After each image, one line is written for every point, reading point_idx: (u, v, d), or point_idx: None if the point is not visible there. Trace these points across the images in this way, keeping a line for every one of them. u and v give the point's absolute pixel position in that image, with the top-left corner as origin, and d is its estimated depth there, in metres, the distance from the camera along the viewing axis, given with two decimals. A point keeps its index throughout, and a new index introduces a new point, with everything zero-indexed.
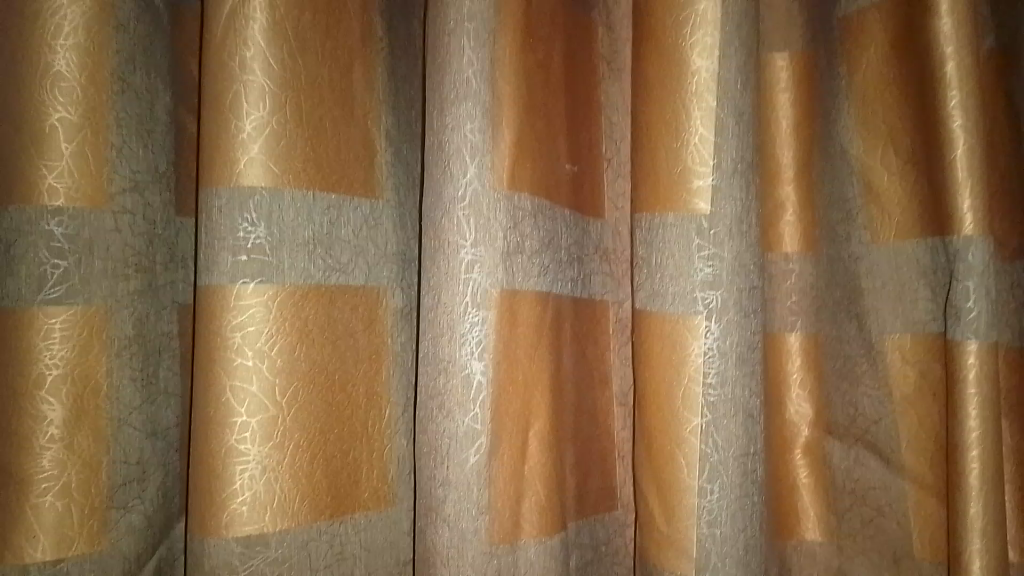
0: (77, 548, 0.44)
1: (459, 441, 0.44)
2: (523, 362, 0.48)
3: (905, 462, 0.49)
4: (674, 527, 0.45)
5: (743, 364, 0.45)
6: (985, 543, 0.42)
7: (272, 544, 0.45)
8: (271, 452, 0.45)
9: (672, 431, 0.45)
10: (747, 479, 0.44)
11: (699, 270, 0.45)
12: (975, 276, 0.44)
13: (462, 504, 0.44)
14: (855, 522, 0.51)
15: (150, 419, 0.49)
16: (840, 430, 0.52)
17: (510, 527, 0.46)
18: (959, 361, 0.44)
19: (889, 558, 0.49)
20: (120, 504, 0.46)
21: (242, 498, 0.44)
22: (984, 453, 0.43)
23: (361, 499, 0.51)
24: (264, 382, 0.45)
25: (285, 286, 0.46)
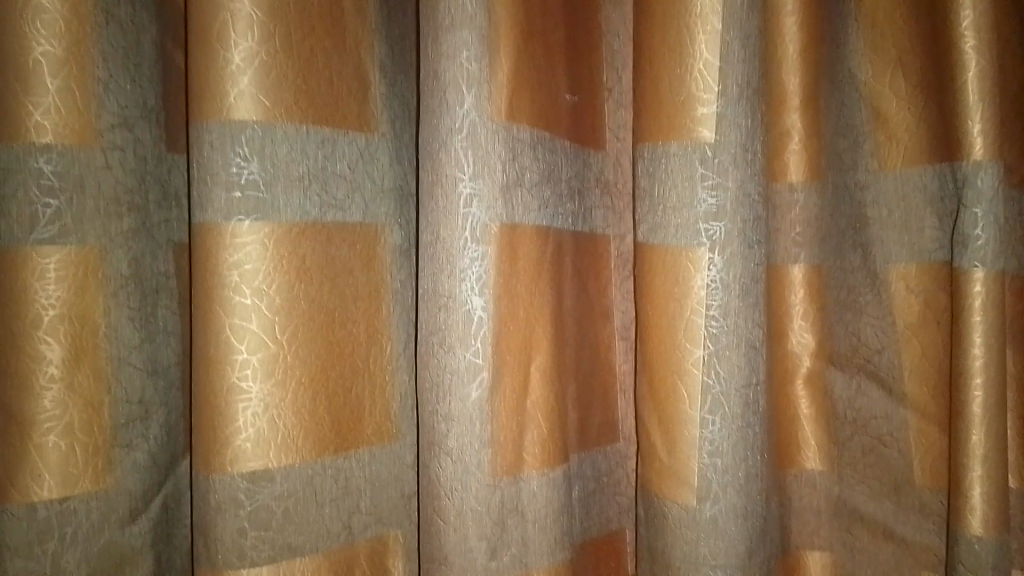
0: (83, 486, 0.44)
1: (461, 376, 0.44)
2: (523, 297, 0.48)
3: (908, 390, 0.49)
4: (675, 457, 0.45)
5: (745, 296, 0.44)
6: (985, 469, 0.43)
7: (277, 479, 0.45)
8: (272, 389, 0.45)
9: (674, 363, 0.45)
10: (748, 410, 0.45)
11: (703, 201, 0.44)
12: (984, 202, 0.43)
13: (465, 438, 0.44)
14: (856, 450, 0.51)
15: (150, 357, 0.49)
16: (841, 359, 0.51)
17: (513, 460, 0.46)
18: (965, 289, 0.43)
19: (890, 485, 0.50)
20: (124, 443, 0.47)
21: (245, 435, 0.44)
22: (987, 380, 0.43)
23: (364, 435, 0.51)
24: (264, 320, 0.45)
25: (281, 222, 0.45)
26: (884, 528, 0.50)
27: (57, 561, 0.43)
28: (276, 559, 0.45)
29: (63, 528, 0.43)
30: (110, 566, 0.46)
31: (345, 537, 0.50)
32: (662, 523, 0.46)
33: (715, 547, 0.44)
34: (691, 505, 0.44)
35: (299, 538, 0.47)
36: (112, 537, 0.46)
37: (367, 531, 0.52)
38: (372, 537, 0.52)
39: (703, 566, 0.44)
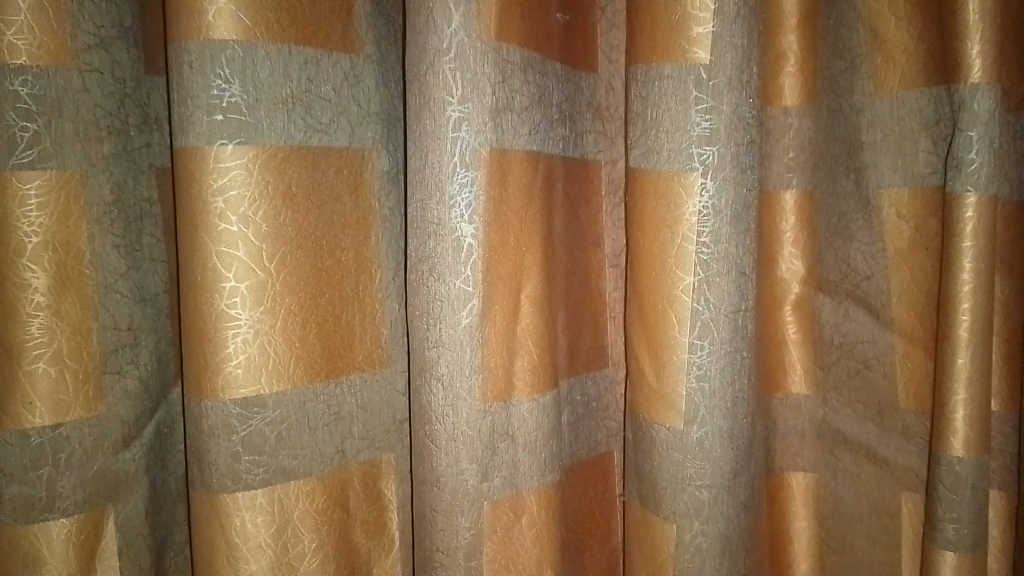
0: (75, 413, 0.44)
1: (451, 303, 0.44)
2: (513, 223, 0.48)
3: (895, 315, 0.49)
4: (663, 381, 0.45)
5: (737, 222, 0.44)
6: (968, 392, 0.43)
7: (269, 406, 0.46)
8: (262, 316, 0.45)
9: (664, 290, 0.45)
10: (737, 335, 0.45)
11: (696, 124, 0.43)
12: (980, 126, 0.42)
13: (455, 364, 0.45)
14: (841, 374, 0.52)
15: (138, 285, 0.49)
16: (830, 286, 0.52)
17: (503, 385, 0.47)
18: (956, 215, 0.43)
19: (873, 408, 0.51)
20: (114, 370, 0.47)
21: (236, 361, 0.44)
22: (974, 305, 0.43)
23: (355, 361, 0.52)
24: (251, 247, 0.44)
25: (265, 147, 0.44)
26: (866, 450, 0.51)
27: (53, 486, 0.44)
28: (270, 482, 0.46)
29: (57, 454, 0.44)
30: (105, 490, 0.46)
31: (338, 461, 0.50)
32: (649, 446, 0.46)
33: (701, 468, 0.44)
34: (679, 428, 0.45)
35: (293, 462, 0.48)
36: (106, 463, 0.46)
37: (360, 455, 0.52)
38: (366, 461, 0.52)
39: (689, 486, 0.45)
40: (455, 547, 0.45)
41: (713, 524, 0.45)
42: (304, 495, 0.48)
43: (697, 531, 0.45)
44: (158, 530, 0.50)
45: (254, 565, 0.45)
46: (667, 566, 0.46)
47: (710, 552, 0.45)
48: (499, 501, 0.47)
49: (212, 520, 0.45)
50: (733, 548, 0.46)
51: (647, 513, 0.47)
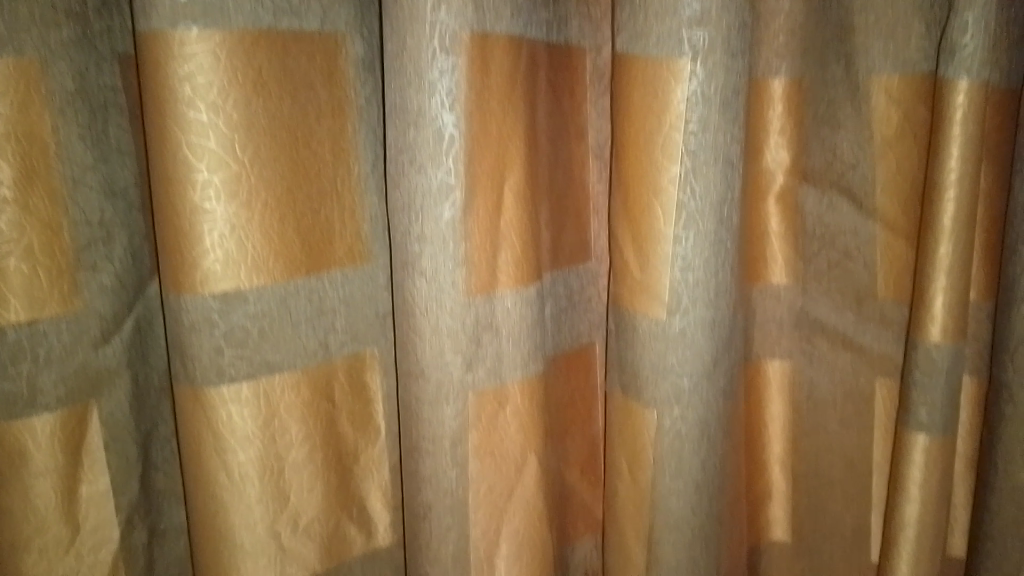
0: (50, 309, 0.44)
1: (433, 195, 0.43)
2: (496, 113, 0.46)
3: (878, 205, 0.50)
4: (648, 273, 0.45)
5: (726, 109, 0.43)
6: (948, 280, 0.44)
7: (250, 300, 0.45)
8: (238, 210, 0.44)
9: (649, 180, 0.44)
10: (721, 226, 0.45)
11: (686, 6, 0.41)
12: (977, 8, 0.41)
13: (439, 258, 0.44)
14: (822, 264, 0.52)
15: (107, 179, 0.47)
16: (816, 176, 0.51)
17: (487, 279, 0.47)
18: (947, 101, 0.43)
19: (852, 297, 0.51)
20: (87, 266, 0.45)
21: (213, 257, 0.43)
22: (960, 194, 0.43)
23: (336, 257, 0.51)
24: (222, 138, 0.43)
25: (233, 31, 0.42)
26: (844, 338, 0.52)
27: (34, 382, 0.43)
28: (255, 376, 0.46)
29: (35, 350, 0.43)
30: (87, 386, 0.46)
31: (322, 355, 0.50)
32: (632, 337, 0.47)
33: (683, 357, 0.45)
34: (662, 319, 0.45)
35: (277, 356, 0.47)
36: (86, 359, 0.46)
37: (343, 349, 0.52)
38: (350, 354, 0.52)
39: (670, 375, 0.45)
40: (440, 435, 0.46)
41: (693, 411, 0.46)
42: (289, 388, 0.48)
43: (677, 417, 0.46)
44: (143, 424, 0.50)
45: (242, 456, 0.46)
46: (646, 451, 0.47)
47: (688, 437, 0.46)
48: (484, 392, 0.48)
49: (198, 412, 0.45)
50: (711, 434, 0.47)
51: (628, 402, 0.48)
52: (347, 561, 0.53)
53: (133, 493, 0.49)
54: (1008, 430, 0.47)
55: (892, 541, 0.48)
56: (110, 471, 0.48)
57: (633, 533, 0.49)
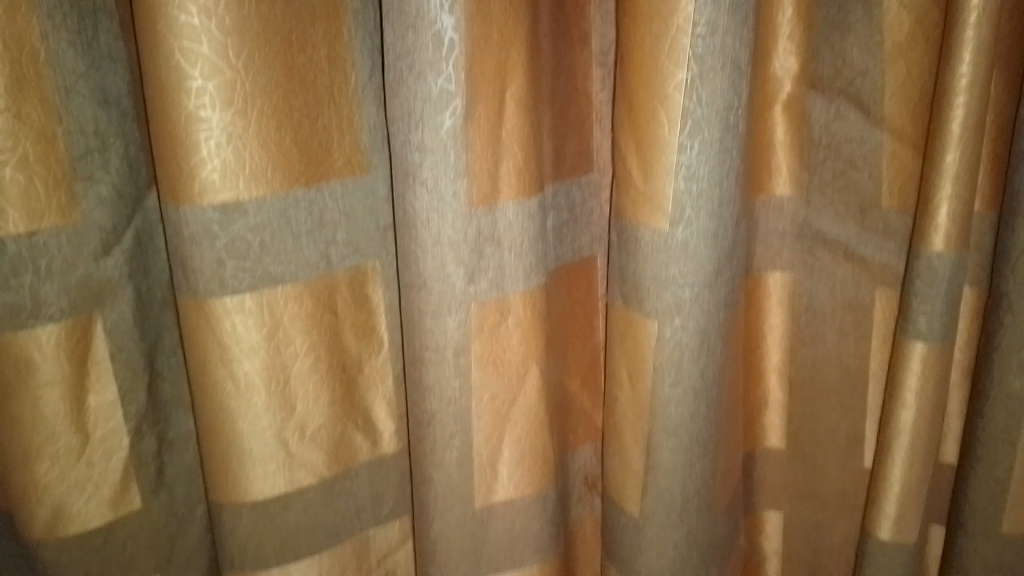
0: (50, 221, 0.43)
1: (433, 103, 0.43)
2: (497, 17, 0.45)
3: (886, 113, 0.49)
4: (651, 184, 0.45)
5: (734, 12, 0.42)
6: (954, 189, 0.44)
7: (250, 212, 0.45)
8: (234, 119, 0.43)
9: (654, 87, 0.43)
10: (727, 133, 0.44)
11: None
12: None
13: (440, 168, 0.44)
14: (827, 175, 0.52)
15: (99, 87, 0.46)
16: (823, 83, 0.50)
17: (488, 189, 0.46)
18: (961, 3, 0.41)
19: (855, 208, 0.51)
20: (84, 177, 0.45)
21: (211, 167, 0.43)
22: (970, 100, 0.42)
23: (335, 168, 0.50)
24: (215, 44, 0.41)
25: None
26: (845, 249, 0.52)
27: (37, 295, 0.44)
28: (258, 287, 0.46)
29: (37, 262, 0.43)
30: (90, 298, 0.46)
31: (323, 268, 0.50)
32: (634, 248, 0.47)
33: (685, 268, 0.45)
34: (664, 230, 0.45)
35: (279, 268, 0.47)
36: (88, 270, 0.46)
37: (345, 262, 0.51)
38: (351, 268, 0.52)
39: (672, 285, 0.46)
40: (443, 345, 0.47)
41: (693, 321, 0.46)
42: (292, 300, 0.48)
43: (677, 327, 0.46)
44: (148, 335, 0.50)
45: (248, 366, 0.47)
46: (647, 361, 0.48)
47: (689, 346, 0.47)
48: (486, 304, 0.48)
49: (202, 323, 0.46)
50: (711, 344, 0.47)
51: (629, 313, 0.48)
52: (354, 468, 0.54)
53: (141, 403, 0.50)
54: (1005, 339, 0.48)
55: (886, 446, 0.49)
56: (118, 380, 0.49)
57: (633, 440, 0.50)
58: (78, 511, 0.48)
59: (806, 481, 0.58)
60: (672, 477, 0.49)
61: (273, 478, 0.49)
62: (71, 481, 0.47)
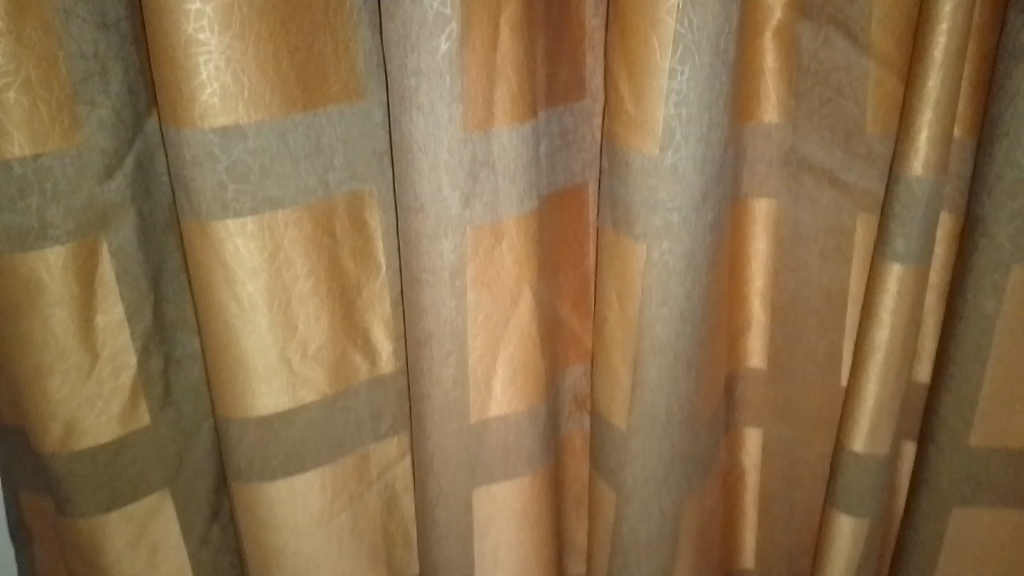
0: (53, 144, 0.44)
1: (428, 27, 0.43)
2: None
3: (872, 40, 0.50)
4: (642, 109, 0.46)
5: None
6: (934, 115, 0.45)
7: (250, 136, 0.46)
8: (233, 43, 0.44)
9: (646, 13, 0.44)
10: (717, 59, 0.45)
11: None
12: None
13: (436, 93, 0.45)
14: (814, 102, 0.53)
15: (98, 10, 0.46)
16: (813, 11, 0.51)
17: (483, 114, 0.47)
18: None
19: (840, 134, 0.53)
20: (86, 101, 0.46)
21: (211, 91, 0.44)
22: (953, 27, 0.43)
23: (332, 92, 0.50)
24: None
25: None
26: (829, 175, 0.54)
27: (43, 216, 0.45)
28: (259, 210, 0.48)
29: (43, 183, 0.45)
30: (94, 220, 0.47)
31: (322, 192, 0.51)
32: (625, 173, 0.48)
33: (673, 192, 0.47)
34: (654, 155, 0.46)
35: (279, 192, 0.49)
36: (92, 193, 0.47)
37: (343, 186, 0.52)
38: (349, 193, 0.53)
39: (660, 209, 0.47)
40: (440, 267, 0.49)
41: (680, 244, 0.48)
42: (292, 224, 0.49)
43: (665, 250, 0.48)
44: (151, 257, 0.52)
45: (251, 287, 0.48)
46: (635, 283, 0.50)
47: (675, 268, 0.49)
48: (481, 228, 0.50)
49: (206, 245, 0.47)
50: (697, 266, 0.49)
51: (620, 236, 0.50)
52: (354, 385, 0.57)
53: (147, 323, 0.52)
54: (979, 261, 0.50)
55: (861, 364, 0.52)
56: (124, 301, 0.50)
57: (620, 359, 0.53)
58: (89, 426, 0.50)
59: (784, 398, 0.61)
60: (658, 393, 0.52)
61: (277, 395, 0.52)
62: (82, 397, 0.49)
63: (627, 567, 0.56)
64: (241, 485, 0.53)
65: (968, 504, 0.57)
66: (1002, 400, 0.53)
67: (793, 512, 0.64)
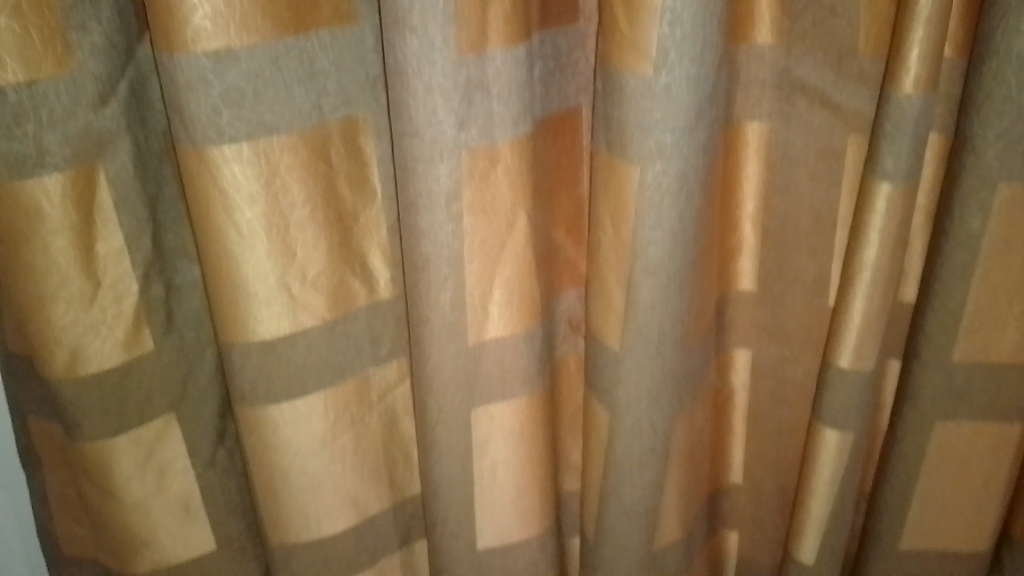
0: (47, 70, 0.44)
1: None
2: None
3: None
4: (636, 29, 0.46)
5: None
6: (925, 33, 0.45)
7: (242, 60, 0.46)
8: None
9: None
10: None
11: None
12: None
13: (429, 14, 0.45)
14: (808, 23, 0.53)
15: None
16: None
17: (477, 36, 0.47)
18: None
19: (833, 55, 0.53)
20: (78, 26, 0.45)
21: (202, 15, 0.44)
22: None
23: (323, 17, 0.50)
24: None
25: None
26: (821, 96, 0.54)
27: (41, 144, 0.45)
28: (254, 136, 0.48)
29: (38, 111, 0.45)
30: (91, 147, 0.48)
31: (316, 118, 0.51)
32: (619, 95, 0.48)
33: (667, 113, 0.47)
34: (648, 76, 0.46)
35: (274, 118, 0.49)
36: (87, 121, 0.47)
37: (337, 112, 0.52)
38: (343, 118, 0.53)
39: (654, 131, 0.48)
40: (436, 191, 0.49)
41: (674, 165, 0.49)
42: (287, 150, 0.50)
43: (659, 172, 0.49)
44: (149, 185, 0.52)
45: (249, 213, 0.49)
46: (629, 205, 0.50)
47: (668, 190, 0.49)
48: (476, 152, 0.50)
49: (202, 171, 0.48)
50: (690, 188, 0.50)
51: (613, 159, 0.50)
52: (354, 311, 0.58)
53: (147, 251, 0.52)
54: (966, 180, 0.51)
55: (849, 283, 0.53)
56: (123, 229, 0.51)
57: (614, 281, 0.54)
58: (94, 352, 0.51)
59: (773, 320, 0.62)
60: (651, 313, 0.53)
61: (278, 319, 0.53)
62: (86, 324, 0.50)
63: (620, 482, 0.58)
64: (246, 408, 0.55)
65: (949, 418, 0.59)
66: (985, 316, 0.55)
67: (780, 429, 0.66)
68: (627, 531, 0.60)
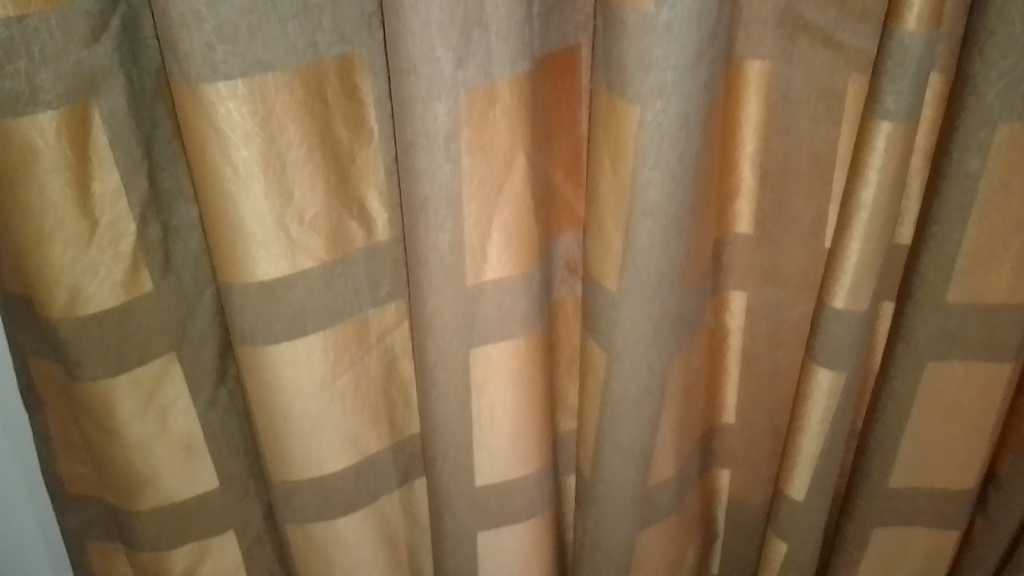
0: (38, 5, 0.43)
1: None
2: None
3: None
4: None
5: None
6: None
7: None
8: None
9: None
10: None
11: None
12: None
13: None
14: None
15: None
16: None
17: None
18: None
19: None
20: None
21: None
22: None
23: None
24: None
25: None
26: (823, 35, 0.54)
27: (34, 81, 0.44)
28: (250, 73, 0.47)
29: (30, 47, 0.44)
30: (85, 85, 0.47)
31: (311, 55, 0.50)
32: (619, 32, 0.47)
33: (668, 51, 0.47)
34: (650, 13, 0.46)
35: (268, 55, 0.48)
36: (80, 58, 0.46)
37: (332, 49, 0.51)
38: (339, 56, 0.52)
39: (655, 69, 0.47)
40: (435, 131, 0.49)
41: (674, 105, 0.48)
42: (283, 88, 0.49)
43: (659, 111, 0.48)
44: (143, 123, 0.51)
45: (245, 152, 0.48)
46: (629, 145, 0.50)
47: (668, 130, 0.49)
48: (474, 91, 0.49)
49: (198, 108, 0.47)
50: (690, 127, 0.50)
51: (613, 98, 0.50)
52: (352, 254, 0.58)
53: (143, 191, 0.52)
54: (966, 120, 0.50)
55: (847, 224, 0.53)
56: (119, 168, 0.50)
57: (613, 223, 0.54)
58: (93, 293, 0.51)
59: (770, 262, 0.63)
60: (649, 256, 0.53)
61: (276, 260, 0.53)
62: (85, 265, 0.50)
63: (616, 422, 0.59)
64: (246, 347, 0.55)
65: (942, 359, 0.60)
66: (981, 259, 0.55)
67: (775, 371, 0.67)
68: (622, 469, 0.61)
